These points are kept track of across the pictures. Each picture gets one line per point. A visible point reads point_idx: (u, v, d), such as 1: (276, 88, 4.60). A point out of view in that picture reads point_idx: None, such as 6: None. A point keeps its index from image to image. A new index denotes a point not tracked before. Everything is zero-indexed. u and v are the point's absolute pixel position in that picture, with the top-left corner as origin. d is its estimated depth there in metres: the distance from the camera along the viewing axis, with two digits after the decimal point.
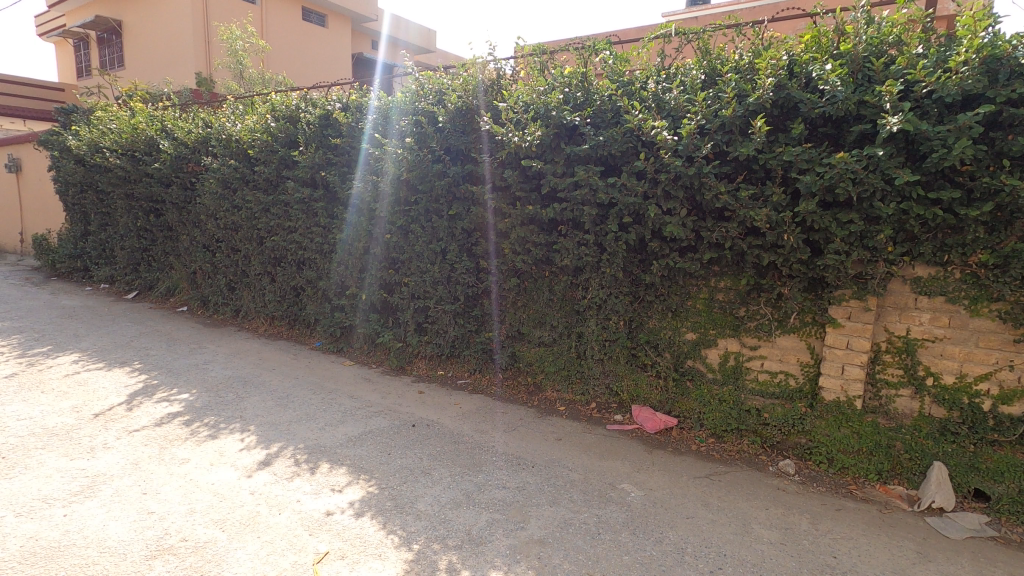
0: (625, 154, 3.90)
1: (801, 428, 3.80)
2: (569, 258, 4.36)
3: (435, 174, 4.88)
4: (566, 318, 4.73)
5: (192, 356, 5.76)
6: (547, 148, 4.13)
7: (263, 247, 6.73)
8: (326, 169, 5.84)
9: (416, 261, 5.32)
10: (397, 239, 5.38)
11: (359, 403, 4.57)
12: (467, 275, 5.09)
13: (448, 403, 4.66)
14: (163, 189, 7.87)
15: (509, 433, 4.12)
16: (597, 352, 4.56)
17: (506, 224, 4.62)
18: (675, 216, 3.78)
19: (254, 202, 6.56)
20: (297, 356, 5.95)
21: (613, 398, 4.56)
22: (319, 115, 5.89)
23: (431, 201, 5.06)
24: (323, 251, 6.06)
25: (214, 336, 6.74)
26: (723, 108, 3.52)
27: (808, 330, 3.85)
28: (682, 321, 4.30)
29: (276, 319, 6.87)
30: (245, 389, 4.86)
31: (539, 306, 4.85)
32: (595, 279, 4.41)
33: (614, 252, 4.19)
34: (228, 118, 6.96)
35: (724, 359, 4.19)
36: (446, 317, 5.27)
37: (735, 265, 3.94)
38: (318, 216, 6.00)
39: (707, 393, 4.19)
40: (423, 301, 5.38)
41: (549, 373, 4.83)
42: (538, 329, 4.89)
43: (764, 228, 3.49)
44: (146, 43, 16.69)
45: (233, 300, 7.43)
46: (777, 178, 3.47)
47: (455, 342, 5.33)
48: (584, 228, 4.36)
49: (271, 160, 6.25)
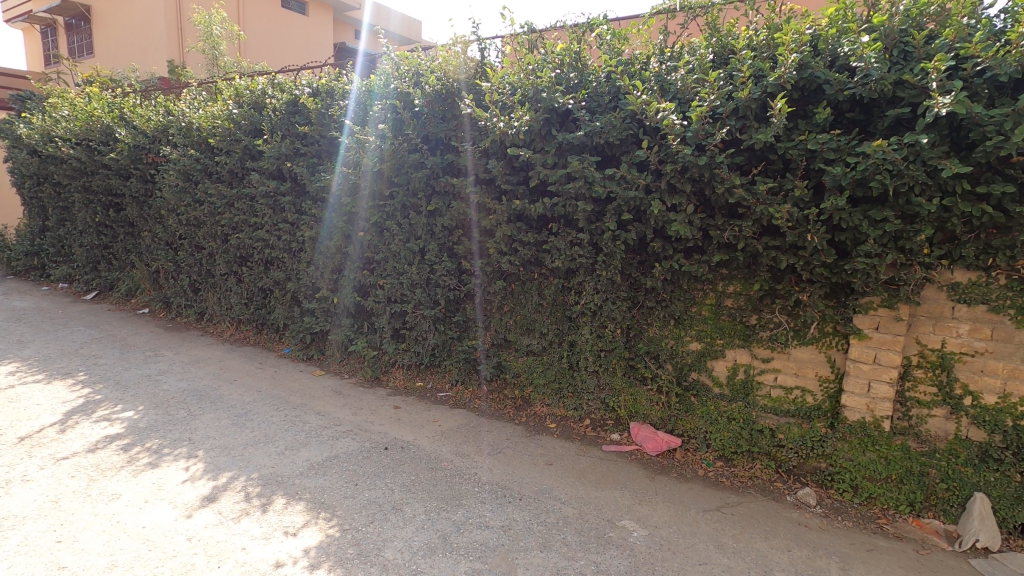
0: (624, 143, 3.46)
1: (821, 452, 3.39)
2: (561, 260, 3.91)
3: (413, 164, 4.40)
4: (557, 325, 4.30)
5: (146, 366, 5.23)
6: (536, 136, 3.67)
7: (228, 245, 6.21)
8: (293, 160, 5.33)
9: (392, 261, 4.85)
10: (371, 237, 4.89)
11: (327, 421, 4.09)
12: (448, 277, 4.62)
13: (426, 420, 4.19)
14: (121, 182, 7.30)
15: (493, 456, 3.67)
16: (591, 363, 4.14)
17: (491, 221, 4.16)
18: (681, 214, 3.35)
19: (217, 196, 6.03)
20: (263, 364, 5.44)
21: (609, 415, 4.13)
22: (287, 101, 5.38)
23: (409, 195, 4.58)
24: (291, 250, 5.56)
25: (175, 341, 6.20)
26: (738, 89, 3.08)
27: (828, 341, 3.44)
28: (686, 329, 3.89)
29: (243, 323, 6.35)
30: (198, 405, 4.35)
31: (527, 312, 4.41)
32: (589, 283, 3.97)
33: (611, 252, 3.74)
34: (189, 105, 6.42)
35: (732, 372, 3.78)
36: (425, 323, 4.81)
37: (747, 268, 3.52)
38: (285, 211, 5.49)
39: (714, 409, 3.78)
40: (399, 306, 4.90)
41: (539, 386, 4.39)
42: (526, 337, 4.44)
43: (784, 227, 3.06)
44: (116, 29, 15.94)
45: (197, 302, 6.89)
46: (798, 170, 3.05)
47: (435, 350, 4.87)
48: (577, 226, 3.91)
49: (234, 150, 5.73)
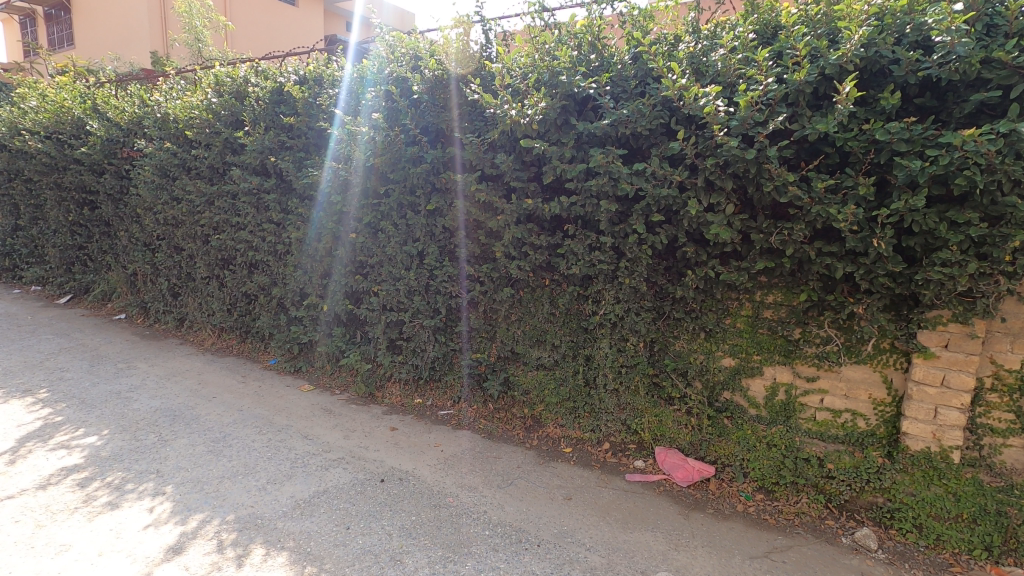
0: (653, 133, 3.04)
1: (878, 485, 3.00)
2: (578, 266, 3.49)
3: (409, 159, 3.95)
4: (572, 337, 3.90)
5: (116, 382, 4.75)
6: (552, 126, 3.24)
7: (209, 246, 5.74)
8: (278, 154, 4.87)
9: (388, 266, 4.41)
10: (365, 239, 4.44)
11: (315, 447, 3.65)
12: (450, 283, 4.20)
13: (427, 445, 3.76)
14: (95, 178, 6.80)
15: (504, 490, 3.24)
16: (611, 381, 3.72)
17: (498, 222, 3.73)
18: (720, 215, 2.93)
19: (196, 194, 5.55)
20: (246, 378, 4.98)
21: (631, 438, 3.72)
22: (271, 89, 4.92)
23: (406, 193, 4.14)
24: (277, 252, 5.10)
25: (151, 351, 5.71)
26: (792, 70, 2.66)
27: (885, 359, 3.03)
28: (718, 343, 3.48)
29: (225, 331, 5.87)
30: (172, 427, 3.90)
31: (539, 322, 3.99)
32: (610, 292, 3.55)
33: (636, 258, 3.33)
34: (165, 95, 5.93)
35: (772, 392, 3.37)
36: (425, 333, 4.38)
37: (792, 276, 3.11)
38: (269, 210, 5.03)
39: (751, 434, 3.37)
40: (396, 314, 4.47)
41: (551, 405, 3.97)
42: (537, 350, 4.03)
43: (845, 231, 2.65)
44: (96, 19, 15.32)
45: (177, 308, 6.42)
46: (861, 165, 2.63)
47: (435, 363, 4.44)
48: (597, 228, 3.49)
49: (214, 143, 5.25)
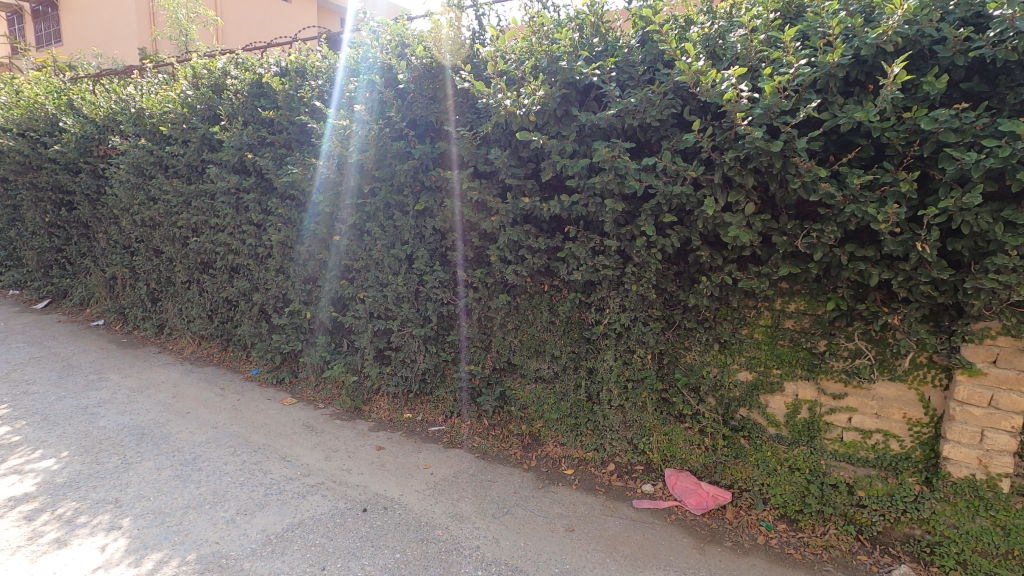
0: (664, 125, 2.74)
1: (915, 516, 2.70)
2: (580, 271, 3.19)
3: (396, 155, 3.63)
4: (573, 348, 3.60)
5: (84, 396, 4.42)
6: (551, 118, 2.93)
7: (188, 249, 5.42)
8: (258, 151, 4.55)
9: (375, 270, 4.09)
10: (350, 242, 4.13)
11: (293, 470, 3.34)
12: (442, 289, 3.89)
13: (415, 466, 3.44)
14: (70, 177, 6.47)
15: (499, 520, 2.93)
16: (616, 397, 3.41)
17: (493, 224, 3.43)
18: (740, 215, 2.63)
19: (173, 194, 5.23)
20: (224, 390, 4.66)
21: (638, 458, 3.41)
22: (250, 81, 4.60)
23: (393, 193, 3.82)
24: (258, 255, 4.79)
25: (126, 361, 5.38)
26: (823, 51, 2.36)
27: (922, 375, 2.73)
28: (733, 355, 3.18)
29: (206, 338, 5.55)
30: (138, 448, 3.58)
31: (537, 332, 3.69)
32: (615, 300, 3.25)
33: (644, 262, 3.02)
34: (141, 89, 5.60)
35: (793, 410, 3.06)
36: (415, 343, 4.07)
37: (817, 283, 2.81)
38: (249, 211, 4.71)
39: (771, 456, 3.07)
40: (384, 323, 4.16)
41: (551, 421, 3.66)
42: (536, 361, 3.73)
43: (883, 233, 2.34)
44: (84, 16, 14.98)
45: (157, 314, 6.10)
46: (901, 158, 2.33)
47: (425, 375, 4.13)
48: (600, 230, 3.19)
49: (190, 140, 4.93)
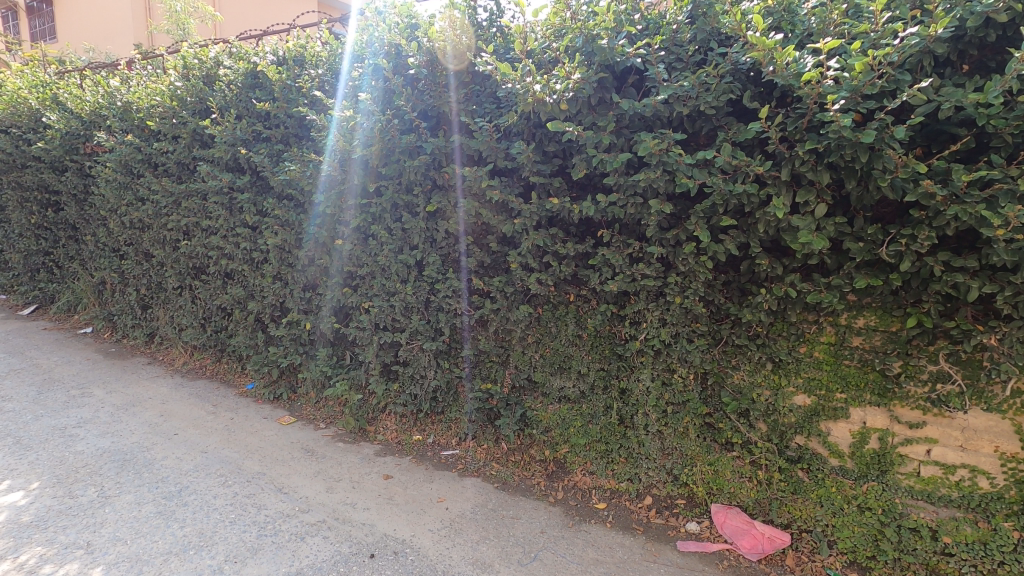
0: (718, 113, 2.37)
1: (1015, 568, 2.38)
2: (615, 281, 2.81)
3: (404, 151, 3.24)
4: (603, 366, 3.23)
5: (62, 414, 4.04)
6: (584, 106, 2.56)
7: (179, 253, 5.05)
8: (253, 146, 4.17)
9: (380, 277, 3.71)
10: (353, 246, 3.75)
11: (292, 505, 2.97)
12: (455, 299, 3.52)
13: (428, 500, 3.07)
14: (56, 176, 6.11)
15: (527, 568, 2.55)
16: (653, 422, 3.03)
17: (514, 227, 3.06)
18: (811, 218, 2.25)
19: (163, 194, 4.85)
20: (217, 407, 4.29)
21: (679, 491, 3.04)
22: (244, 71, 4.22)
23: (401, 192, 3.44)
24: (253, 260, 4.41)
25: (113, 373, 5.01)
26: (919, 22, 1.98)
27: (1019, 404, 2.37)
28: (789, 377, 2.79)
29: (199, 349, 5.18)
30: (117, 478, 3.20)
31: (562, 347, 3.32)
32: (654, 314, 2.87)
33: (692, 272, 2.65)
34: (129, 82, 5.23)
35: (860, 440, 2.68)
36: (425, 358, 3.70)
37: (895, 296, 2.44)
38: (243, 212, 4.33)
39: (836, 493, 2.70)
40: (391, 335, 3.79)
41: (578, 446, 3.30)
42: (561, 380, 3.36)
43: (995, 240, 1.96)
44: (78, 11, 14.62)
45: (148, 321, 5.72)
46: (1015, 150, 1.95)
47: (437, 393, 3.76)
48: (638, 235, 2.82)
49: (180, 135, 4.55)
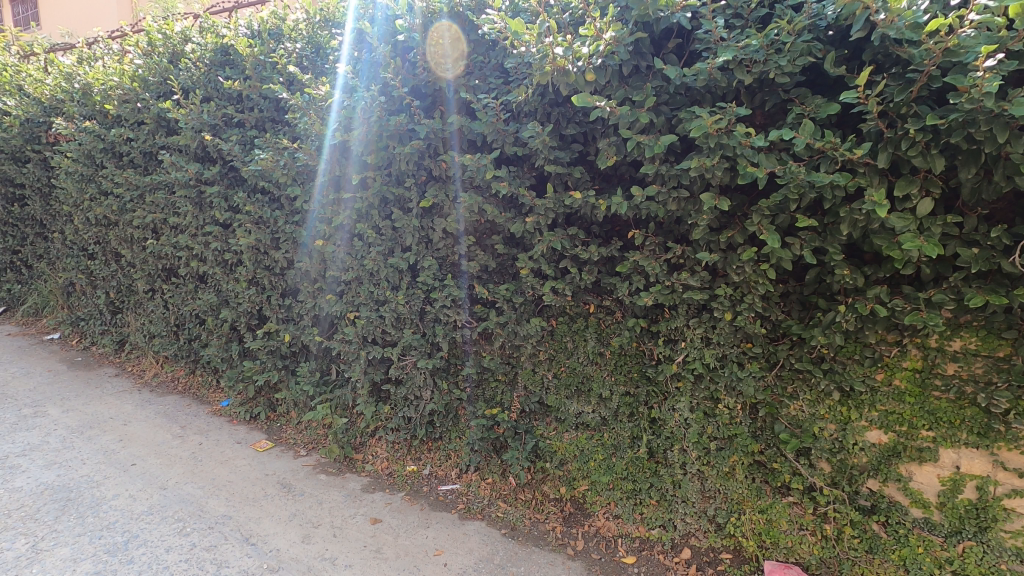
0: (788, 83, 1.87)
1: None
2: (651, 293, 2.31)
3: (393, 136, 2.71)
4: (630, 390, 2.74)
5: (5, 440, 3.53)
6: (615, 77, 2.06)
7: (147, 253, 4.53)
8: (224, 132, 3.66)
9: (368, 284, 3.21)
10: (336, 248, 3.23)
11: (259, 562, 2.47)
12: (455, 310, 3.02)
13: (424, 553, 2.57)
14: (18, 168, 5.58)
15: None
16: (693, 461, 2.54)
17: (524, 227, 2.56)
18: (914, 217, 1.74)
19: (127, 187, 4.32)
20: (185, 429, 3.78)
21: (724, 542, 2.57)
22: (214, 46, 3.70)
23: (390, 184, 2.93)
24: (226, 262, 3.90)
25: (73, 388, 4.49)
26: None
27: None
28: (861, 409, 2.28)
29: (170, 359, 4.67)
30: (54, 525, 2.69)
31: (581, 367, 2.83)
32: (695, 332, 2.38)
33: (746, 282, 2.15)
34: (91, 62, 4.68)
35: (951, 489, 2.20)
36: (420, 377, 3.20)
37: (1007, 314, 1.95)
38: (213, 207, 3.82)
39: (923, 554, 2.25)
40: (381, 350, 3.29)
41: (601, 484, 2.82)
42: (579, 405, 2.87)
43: None
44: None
45: (118, 327, 5.21)
46: None
47: (435, 416, 3.27)
48: (677, 236, 2.32)
49: (143, 120, 4.03)
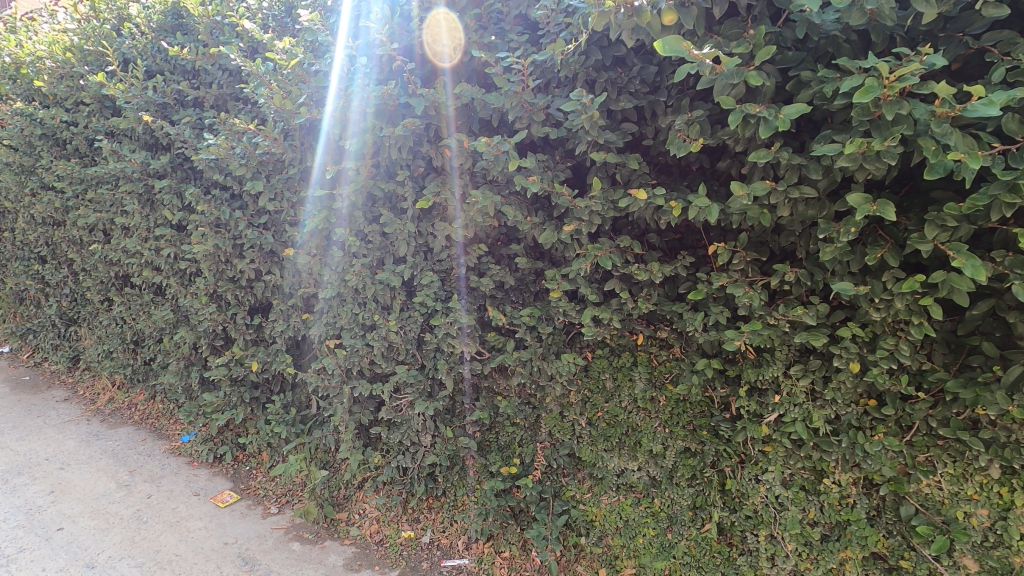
0: (981, 24, 1.21)
1: None
2: (740, 333, 1.66)
3: (378, 113, 2.00)
4: (691, 447, 2.14)
5: None
6: (703, 21, 1.40)
7: (96, 259, 3.83)
8: (176, 113, 2.97)
9: (352, 306, 2.53)
10: (315, 259, 2.57)
11: None
12: (462, 340, 2.36)
13: None
14: None
15: None
16: (788, 554, 1.91)
17: (558, 237, 1.90)
18: None
19: (69, 181, 3.62)
20: (134, 475, 3.12)
21: None
22: (165, 7, 3.01)
23: (377, 178, 2.23)
24: (183, 271, 3.22)
25: (10, 418, 3.81)
26: None
27: None
28: None
29: (127, 383, 3.99)
30: None
31: (625, 415, 2.24)
32: (790, 383, 1.74)
33: (884, 320, 1.50)
34: (29, 31, 3.95)
35: None
36: (418, 422, 2.55)
37: None
38: (164, 206, 3.13)
39: None
40: (368, 386, 2.63)
41: (656, 569, 2.23)
42: (622, 461, 2.27)
43: None
44: None
45: (71, 342, 4.52)
46: None
47: (438, 468, 2.63)
48: (773, 251, 1.68)
49: (83, 99, 3.33)
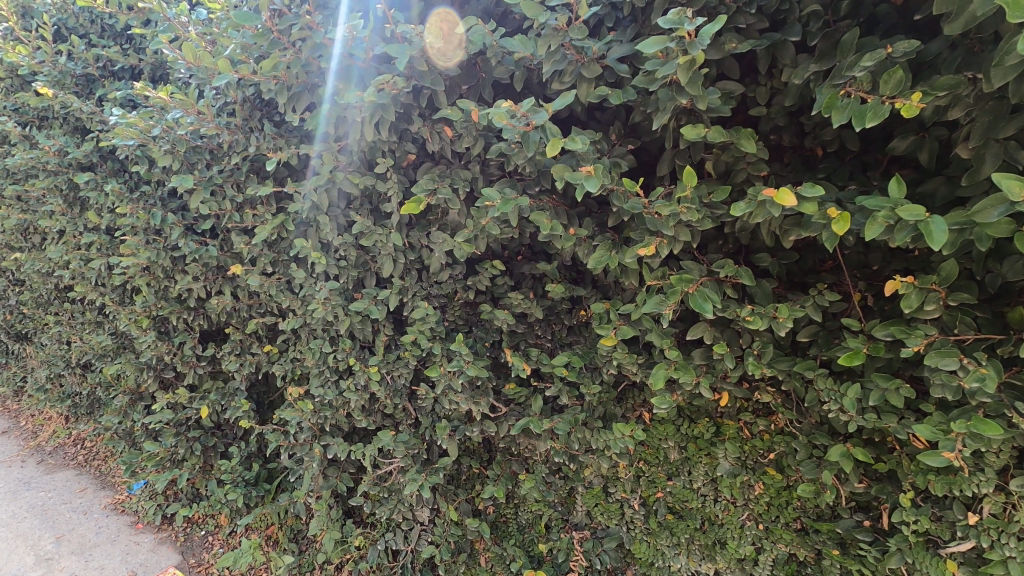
0: None
1: None
2: (935, 431, 1.00)
3: (342, 71, 1.33)
4: (799, 555, 1.50)
5: None
6: None
7: (27, 269, 3.17)
8: (100, 86, 2.29)
9: (317, 345, 1.86)
10: (274, 281, 1.92)
11: None
12: (470, 395, 1.72)
13: None
14: None
15: None
16: None
17: (617, 260, 1.24)
18: None
19: None
20: (59, 544, 2.49)
21: None
22: None
23: (348, 168, 1.57)
24: (120, 288, 2.57)
25: None
26: None
27: None
28: None
29: (72, 415, 3.35)
30: None
31: (698, 502, 1.62)
32: (1002, 497, 1.09)
33: None
34: None
35: None
36: (411, 496, 1.91)
37: None
38: (92, 207, 2.46)
39: None
40: (346, 446, 1.98)
41: None
42: (691, 563, 1.66)
43: None
44: None
45: (16, 361, 3.89)
46: None
47: (439, 556, 1.98)
48: (990, 288, 1.01)
49: None
